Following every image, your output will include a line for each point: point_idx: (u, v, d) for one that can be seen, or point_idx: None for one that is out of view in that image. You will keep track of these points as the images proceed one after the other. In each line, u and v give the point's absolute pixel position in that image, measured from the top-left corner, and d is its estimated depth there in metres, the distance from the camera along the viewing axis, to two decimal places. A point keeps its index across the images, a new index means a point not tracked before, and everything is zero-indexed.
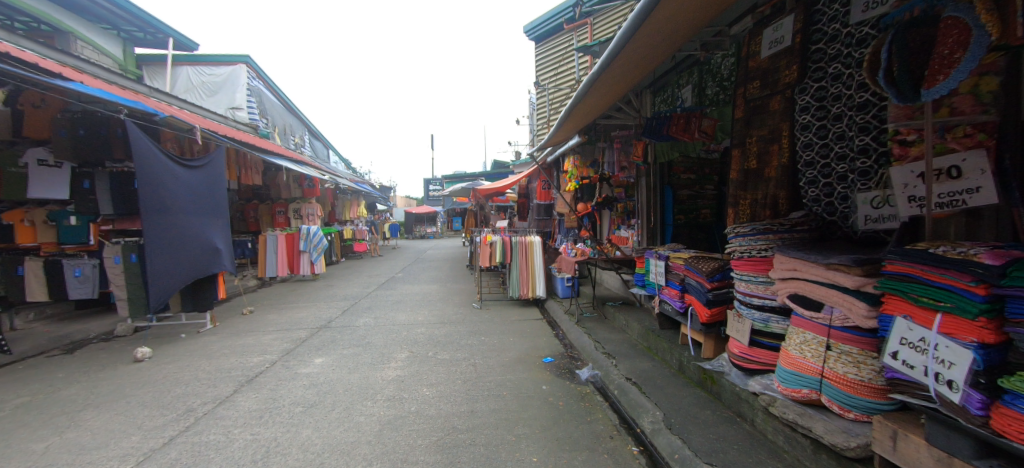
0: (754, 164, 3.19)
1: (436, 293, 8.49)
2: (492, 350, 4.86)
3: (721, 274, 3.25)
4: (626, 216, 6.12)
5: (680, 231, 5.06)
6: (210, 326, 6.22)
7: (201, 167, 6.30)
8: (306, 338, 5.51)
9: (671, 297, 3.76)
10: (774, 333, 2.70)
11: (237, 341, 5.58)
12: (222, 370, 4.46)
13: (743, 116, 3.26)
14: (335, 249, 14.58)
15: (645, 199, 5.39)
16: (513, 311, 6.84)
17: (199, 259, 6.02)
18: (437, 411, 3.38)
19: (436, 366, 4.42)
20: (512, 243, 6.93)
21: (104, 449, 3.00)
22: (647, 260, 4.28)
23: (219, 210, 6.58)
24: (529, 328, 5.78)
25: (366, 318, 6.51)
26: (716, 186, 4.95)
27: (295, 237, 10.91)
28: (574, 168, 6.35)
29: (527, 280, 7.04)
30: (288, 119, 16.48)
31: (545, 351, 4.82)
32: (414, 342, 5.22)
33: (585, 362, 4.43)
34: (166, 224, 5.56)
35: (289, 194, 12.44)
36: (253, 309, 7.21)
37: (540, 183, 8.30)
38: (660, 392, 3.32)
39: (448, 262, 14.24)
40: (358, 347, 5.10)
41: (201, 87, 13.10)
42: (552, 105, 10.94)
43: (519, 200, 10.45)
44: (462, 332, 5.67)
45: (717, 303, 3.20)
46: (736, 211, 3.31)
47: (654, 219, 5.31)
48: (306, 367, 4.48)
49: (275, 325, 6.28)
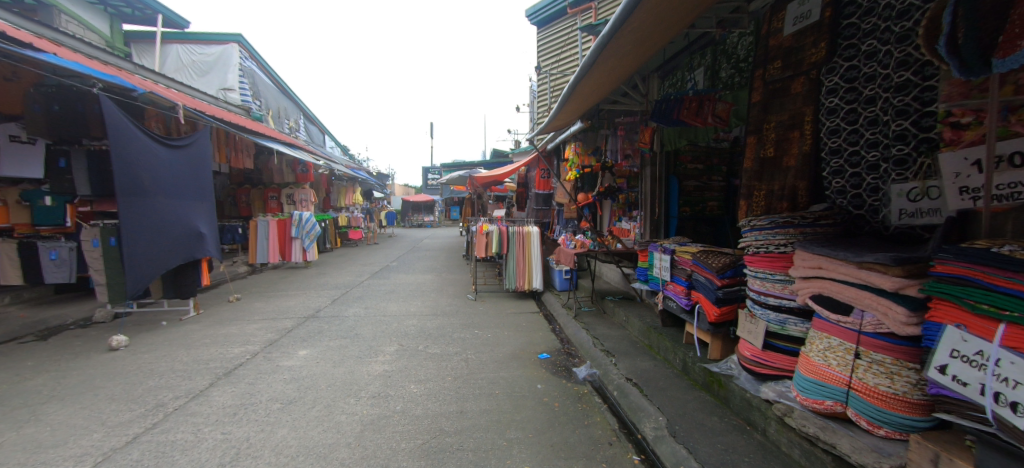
0: (772, 152, 2.93)
1: (430, 283, 8.24)
2: (485, 345, 4.64)
3: (733, 270, 3.00)
4: (627, 207, 5.85)
5: (685, 223, 4.84)
6: (193, 313, 5.98)
7: (184, 147, 6.02)
8: (291, 329, 5.28)
9: (677, 293, 3.53)
10: (791, 336, 2.47)
11: (220, 330, 5.34)
12: (200, 361, 4.22)
13: (760, 99, 2.99)
14: (329, 236, 14.29)
15: (648, 191, 5.08)
16: (509, 303, 6.62)
17: (181, 244, 5.75)
18: (424, 410, 3.16)
19: (426, 361, 4.19)
20: (509, 233, 6.72)
21: (61, 448, 2.76)
22: (650, 254, 4.04)
23: (204, 193, 6.32)
24: (525, 322, 5.56)
25: (356, 308, 6.28)
26: (724, 178, 4.75)
27: (287, 223, 10.63)
28: (575, 156, 6.07)
29: (524, 271, 6.81)
30: (283, 103, 16.09)
31: (541, 346, 4.60)
32: (405, 334, 5.00)
33: (583, 359, 4.22)
34: (145, 206, 5.29)
35: (281, 179, 12.00)
36: (240, 297, 6.96)
37: (539, 172, 8.03)
38: (662, 395, 3.10)
39: (444, 252, 13.99)
40: (345, 339, 4.87)
41: (192, 67, 12.66)
42: (553, 92, 10.62)
43: (518, 190, 10.17)
44: (455, 324, 5.44)
45: (727, 301, 2.97)
46: (749, 203, 3.05)
47: (658, 212, 5.02)
48: (289, 360, 4.24)
49: (261, 314, 6.04)
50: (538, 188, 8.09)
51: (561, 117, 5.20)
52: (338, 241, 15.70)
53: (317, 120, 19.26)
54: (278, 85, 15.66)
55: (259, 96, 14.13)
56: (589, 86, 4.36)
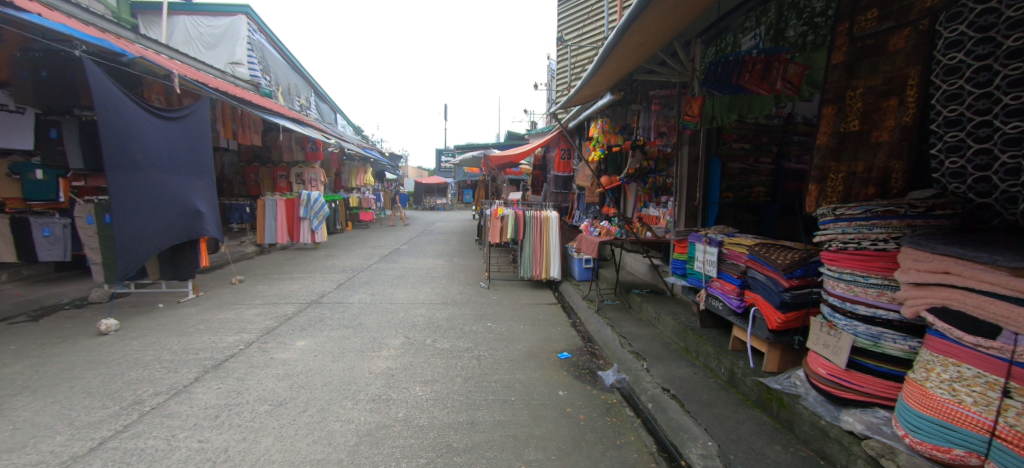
0: (856, 125, 2.45)
1: (441, 269, 7.83)
2: (500, 341, 4.22)
3: (804, 269, 2.44)
4: (655, 192, 5.34)
5: (726, 211, 4.30)
6: (192, 295, 5.68)
7: (181, 119, 5.64)
8: (291, 316, 4.92)
9: (724, 293, 3.03)
10: (886, 355, 1.99)
11: (217, 314, 5.02)
12: (190, 350, 3.87)
13: (845, 59, 2.48)
14: (340, 217, 13.98)
15: (685, 173, 4.42)
16: (524, 293, 6.18)
17: (177, 222, 5.43)
18: (429, 420, 2.75)
19: (435, 358, 3.77)
20: (527, 218, 6.23)
21: (16, 454, 2.40)
22: (691, 246, 3.53)
23: (203, 169, 5.96)
24: (542, 315, 5.12)
25: (362, 294, 5.90)
26: (774, 160, 4.29)
27: (295, 203, 10.29)
28: (600, 133, 5.46)
29: (541, 259, 6.35)
30: (293, 79, 15.64)
31: (561, 344, 4.16)
32: (412, 326, 4.61)
33: (608, 360, 3.78)
34: (138, 181, 4.94)
35: (291, 157, 11.64)
36: (243, 278, 6.65)
37: (559, 153, 7.48)
38: (708, 413, 2.63)
39: (457, 236, 13.59)
40: (348, 329, 4.49)
41: (199, 40, 12.24)
42: (574, 68, 9.98)
43: (533, 173, 9.61)
44: (466, 315, 5.02)
45: (794, 306, 2.45)
46: (823, 186, 2.61)
47: (696, 197, 4.40)
48: (285, 351, 3.87)
49: (263, 298, 5.72)
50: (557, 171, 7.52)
51: (585, 91, 4.66)
52: (348, 223, 15.40)
53: (328, 98, 18.80)
54: (288, 60, 15.17)
55: (268, 71, 13.69)
56: (627, 53, 3.80)
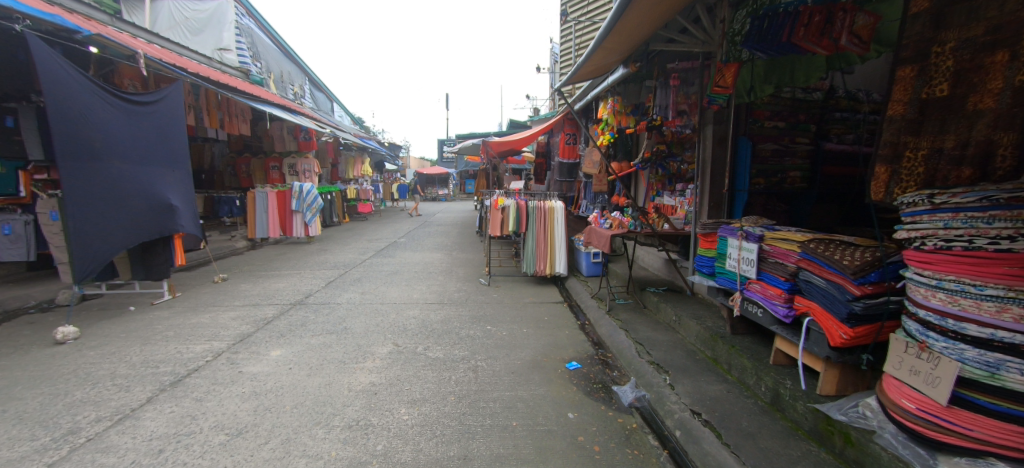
0: (943, 90, 1.89)
1: (439, 264, 7.35)
2: (500, 348, 3.74)
3: (878, 273, 1.95)
4: (668, 180, 4.98)
5: (755, 199, 3.79)
6: (168, 297, 5.24)
7: (150, 104, 5.14)
8: (271, 319, 4.47)
9: (766, 298, 2.54)
10: (1009, 392, 1.49)
11: (191, 318, 4.58)
12: (151, 363, 3.42)
13: (930, 6, 1.93)
14: (336, 209, 13.50)
15: (707, 155, 3.88)
16: (527, 290, 5.70)
17: (146, 217, 4.99)
18: (414, 454, 2.29)
19: (426, 371, 3.30)
20: (529, 208, 5.76)
21: None
22: (721, 240, 3.01)
23: (176, 159, 5.47)
24: (548, 316, 4.65)
25: (351, 293, 5.44)
26: (811, 140, 3.78)
27: (287, 195, 9.79)
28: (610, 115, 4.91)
29: (545, 253, 5.86)
30: (286, 66, 15.09)
31: (569, 351, 3.69)
32: (403, 331, 4.14)
33: (624, 372, 3.31)
34: (97, 173, 4.49)
35: (283, 147, 10.97)
36: (226, 277, 6.21)
37: (564, 137, 6.89)
38: (752, 448, 2.14)
39: (457, 227, 13.11)
40: (331, 335, 4.02)
41: (184, 25, 11.43)
42: (578, 48, 9.42)
43: (536, 160, 9.04)
44: (463, 317, 4.55)
45: (864, 319, 1.96)
46: (896, 167, 2.04)
47: (722, 183, 3.81)
48: (257, 363, 3.41)
49: (244, 298, 5.27)
50: (562, 157, 6.97)
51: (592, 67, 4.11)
52: (346, 215, 14.93)
53: (323, 87, 18.15)
54: (279, 46, 14.55)
55: (258, 58, 13.16)
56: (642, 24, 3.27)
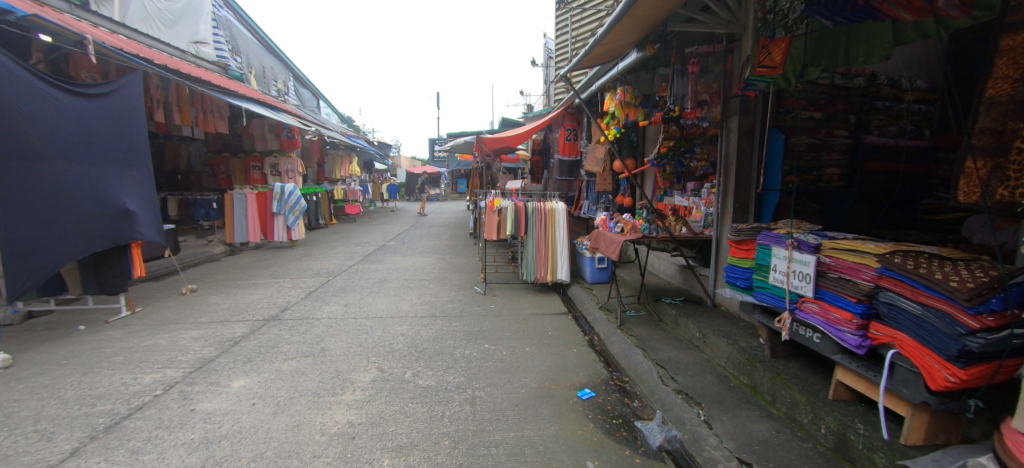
0: None
1: (431, 270, 6.83)
2: (501, 373, 3.26)
3: (1000, 299, 1.50)
4: (677, 177, 4.67)
5: (787, 199, 3.36)
6: (125, 313, 4.67)
7: (100, 96, 4.56)
8: (239, 339, 3.94)
9: (827, 320, 2.09)
10: None
11: (147, 339, 4.02)
12: (86, 400, 2.88)
13: None
14: (322, 211, 12.88)
15: (730, 150, 3.44)
16: (527, 299, 5.23)
17: (100, 223, 4.44)
18: None
19: (414, 405, 2.80)
20: (528, 210, 5.28)
21: None
22: (761, 250, 2.56)
23: (135, 158, 4.89)
24: (552, 330, 4.18)
25: (333, 306, 4.91)
26: (850, 132, 3.37)
27: (268, 197, 9.20)
28: (618, 106, 4.42)
29: (545, 258, 5.40)
30: (268, 61, 14.42)
31: (580, 375, 3.22)
32: (389, 352, 3.63)
33: (646, 401, 2.85)
34: (35, 174, 3.95)
35: (265, 146, 10.42)
36: (195, 288, 5.64)
37: (563, 134, 6.44)
38: None
39: (449, 229, 12.59)
40: (307, 358, 3.50)
41: (155, 16, 10.20)
42: (575, 41, 8.99)
43: (532, 158, 8.60)
44: (458, 334, 4.06)
45: (978, 358, 1.52)
46: (1001, 161, 1.70)
47: (751, 179, 3.40)
48: (213, 399, 2.89)
49: (211, 313, 4.72)
50: (562, 154, 6.53)
51: (601, 53, 3.63)
52: (333, 216, 14.31)
53: (308, 83, 17.46)
54: (261, 40, 13.88)
55: (237, 52, 12.49)
56: (662, 3, 2.82)
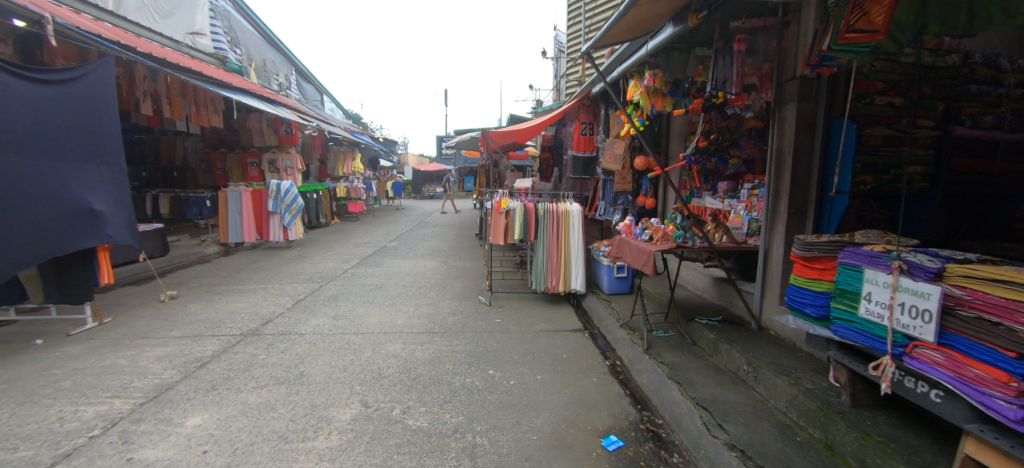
0: None
1: (432, 275, 6.29)
2: (509, 411, 2.70)
3: None
4: (705, 177, 4.18)
5: (857, 204, 2.77)
6: (91, 325, 4.20)
7: (61, 83, 4.07)
8: (207, 360, 3.43)
9: (958, 374, 1.53)
10: None
11: (106, 358, 3.52)
12: (6, 443, 2.37)
13: None
14: (323, 209, 12.41)
15: (786, 143, 2.86)
16: (537, 313, 4.67)
17: (61, 224, 3.96)
18: None
19: (400, 457, 2.25)
20: (539, 212, 4.73)
21: None
22: (845, 273, 1.99)
23: (106, 153, 4.40)
24: (567, 352, 3.62)
25: (321, 318, 4.40)
26: (937, 121, 2.77)
27: (263, 194, 8.74)
28: (644, 94, 3.93)
29: (558, 266, 4.84)
30: (269, 54, 14.00)
31: (605, 416, 2.66)
32: (377, 380, 3.09)
33: (691, 458, 2.27)
34: None
35: (262, 142, 9.95)
36: (174, 294, 5.15)
37: (578, 127, 5.87)
38: None
39: (454, 229, 12.08)
40: (280, 387, 2.99)
41: (151, 5, 9.32)
42: (589, 30, 8.42)
43: (542, 155, 8.03)
44: (458, 356, 3.51)
45: None
46: None
47: (811, 180, 2.83)
48: (160, 443, 2.37)
49: (186, 326, 4.23)
50: (576, 149, 5.95)
51: (630, 26, 3.02)
52: (335, 215, 13.85)
53: (311, 78, 17.04)
54: (260, 32, 13.41)
55: (236, 44, 12.06)
56: None
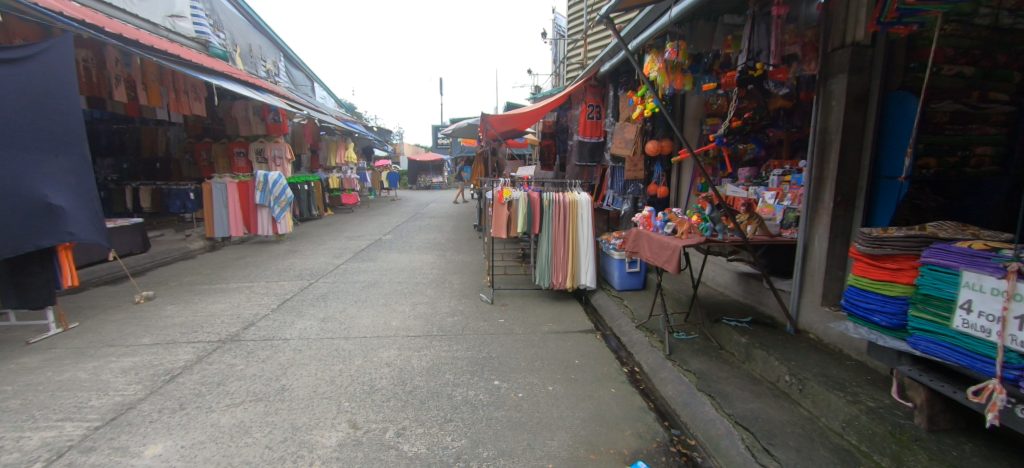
0: None
1: (429, 271, 5.92)
2: (519, 432, 2.35)
3: None
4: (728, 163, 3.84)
5: (916, 190, 2.42)
6: (53, 332, 3.81)
7: (12, 62, 3.62)
8: (178, 373, 3.06)
9: None
10: None
11: (65, 371, 3.15)
12: None
13: None
14: (315, 201, 11.97)
15: (833, 121, 2.48)
16: (544, 311, 4.33)
17: (13, 221, 3.55)
18: None
19: None
20: (545, 203, 4.36)
21: None
22: (933, 275, 1.64)
23: (66, 141, 3.97)
24: (580, 357, 3.27)
25: (308, 321, 4.03)
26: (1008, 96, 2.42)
27: (249, 186, 8.27)
28: (661, 71, 3.54)
29: (565, 261, 4.47)
30: (256, 39, 13.43)
31: (629, 437, 2.31)
32: (368, 395, 2.74)
33: None
34: None
35: (249, 130, 9.39)
36: (149, 295, 4.75)
37: (585, 111, 5.49)
38: None
39: (451, 220, 11.68)
40: (257, 404, 2.63)
41: None
42: (592, 9, 7.93)
43: (544, 142, 7.60)
44: (458, 364, 3.16)
45: None
46: None
47: (862, 163, 2.45)
48: None
49: (159, 332, 3.85)
50: (582, 135, 5.55)
51: None
52: (328, 207, 13.42)
53: (301, 65, 16.46)
54: (246, 16, 12.84)
55: (220, 28, 11.50)
56: None
